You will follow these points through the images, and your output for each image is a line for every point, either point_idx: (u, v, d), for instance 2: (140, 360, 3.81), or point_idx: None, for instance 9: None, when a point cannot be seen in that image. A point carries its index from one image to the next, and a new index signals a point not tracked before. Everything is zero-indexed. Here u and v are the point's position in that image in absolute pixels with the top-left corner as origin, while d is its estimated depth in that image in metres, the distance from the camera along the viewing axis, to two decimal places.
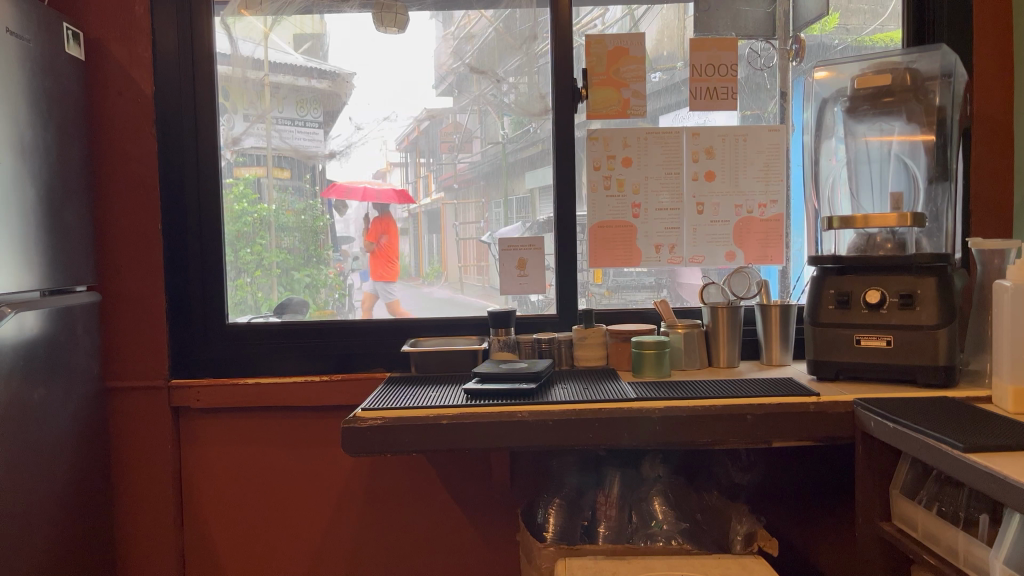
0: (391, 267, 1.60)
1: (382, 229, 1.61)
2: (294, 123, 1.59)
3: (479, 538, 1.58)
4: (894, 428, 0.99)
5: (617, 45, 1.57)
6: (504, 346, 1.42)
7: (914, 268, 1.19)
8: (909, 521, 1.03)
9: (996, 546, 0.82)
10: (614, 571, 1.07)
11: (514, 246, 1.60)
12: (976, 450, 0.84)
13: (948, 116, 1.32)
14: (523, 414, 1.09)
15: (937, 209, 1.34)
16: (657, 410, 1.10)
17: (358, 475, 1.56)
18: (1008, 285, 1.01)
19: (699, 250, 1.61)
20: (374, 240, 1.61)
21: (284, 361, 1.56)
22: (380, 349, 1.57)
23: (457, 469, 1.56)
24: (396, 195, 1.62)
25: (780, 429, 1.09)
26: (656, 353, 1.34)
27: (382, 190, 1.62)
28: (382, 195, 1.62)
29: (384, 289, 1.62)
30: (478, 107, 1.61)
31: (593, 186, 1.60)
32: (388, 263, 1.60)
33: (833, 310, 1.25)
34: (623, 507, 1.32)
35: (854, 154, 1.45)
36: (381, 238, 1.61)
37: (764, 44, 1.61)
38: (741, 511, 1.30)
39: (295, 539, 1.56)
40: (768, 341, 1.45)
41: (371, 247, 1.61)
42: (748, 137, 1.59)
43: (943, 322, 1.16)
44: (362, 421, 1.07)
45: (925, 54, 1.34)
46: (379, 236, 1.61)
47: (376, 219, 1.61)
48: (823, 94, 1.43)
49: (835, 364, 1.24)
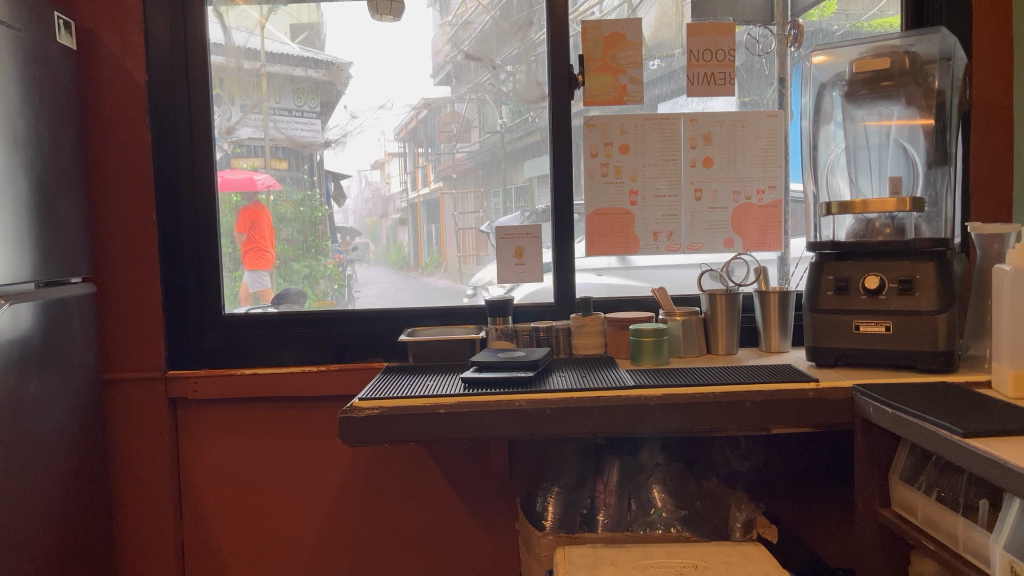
0: (264, 254, 1.58)
1: (251, 219, 1.57)
2: (292, 113, 1.57)
3: (478, 528, 1.57)
4: (893, 414, 0.98)
5: (613, 31, 1.55)
6: (502, 335, 1.41)
7: (914, 253, 1.18)
8: (908, 507, 1.03)
9: (997, 532, 0.81)
10: (614, 559, 1.07)
11: (512, 234, 1.59)
12: (976, 436, 0.84)
13: (949, 100, 1.31)
14: (522, 403, 1.08)
15: (936, 192, 1.34)
16: (655, 397, 1.09)
17: (358, 466, 1.56)
18: (1008, 269, 1.00)
19: (697, 237, 1.60)
20: (243, 231, 1.57)
21: (282, 352, 1.55)
22: (378, 339, 1.56)
23: (457, 458, 1.56)
24: (252, 182, 1.57)
25: (780, 416, 1.09)
26: (655, 341, 1.33)
27: (240, 176, 1.56)
28: (242, 182, 1.56)
29: (254, 279, 1.58)
30: (477, 95, 1.59)
31: (591, 174, 1.59)
32: (262, 251, 1.58)
33: (832, 296, 1.24)
34: (622, 495, 1.32)
35: (853, 139, 1.44)
36: (251, 228, 1.57)
37: (762, 30, 1.59)
38: (741, 498, 1.30)
39: (293, 531, 1.56)
40: (767, 329, 1.45)
41: (240, 239, 1.57)
42: (746, 123, 1.58)
43: (942, 307, 1.15)
44: (359, 410, 1.07)
45: (924, 37, 1.33)
46: (250, 226, 1.57)
47: (243, 211, 1.57)
48: (821, 78, 1.41)
49: (834, 350, 1.24)
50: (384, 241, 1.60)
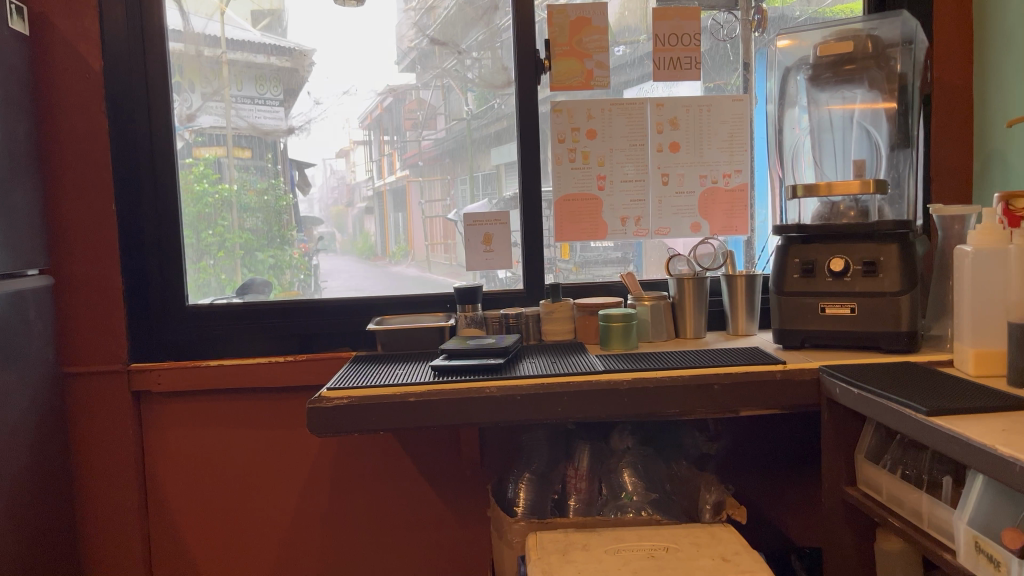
0: (257, 257, 1.58)
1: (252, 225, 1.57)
2: (254, 101, 1.55)
3: (449, 516, 1.57)
4: (858, 393, 0.99)
5: (579, 16, 1.55)
6: (471, 322, 1.41)
7: (876, 235, 1.20)
8: (873, 485, 1.04)
9: (960, 509, 0.83)
10: (584, 543, 1.07)
11: (480, 221, 1.59)
12: (939, 413, 0.85)
13: (910, 82, 1.34)
14: (492, 390, 1.08)
15: (898, 175, 1.37)
16: (625, 381, 1.10)
17: (326, 459, 1.54)
18: (969, 250, 1.02)
19: (665, 222, 1.61)
20: (249, 228, 1.57)
21: (249, 342, 1.53)
22: (345, 328, 1.55)
23: (428, 446, 1.56)
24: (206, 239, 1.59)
25: (749, 397, 1.10)
26: (624, 326, 1.33)
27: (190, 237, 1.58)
28: (238, 181, 1.55)
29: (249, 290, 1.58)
30: (442, 82, 1.59)
31: (558, 159, 1.58)
32: (259, 246, 1.58)
33: (798, 279, 1.25)
34: (592, 480, 1.33)
35: (817, 122, 1.45)
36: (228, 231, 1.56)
37: (726, 15, 1.60)
38: (711, 481, 1.31)
39: (264, 524, 1.55)
40: (734, 314, 1.46)
41: (252, 236, 1.57)
42: (712, 107, 1.59)
43: (905, 288, 1.17)
44: (328, 400, 1.06)
45: (886, 20, 1.36)
46: (247, 231, 1.57)
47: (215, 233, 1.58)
48: (786, 63, 1.44)
49: (801, 332, 1.25)
50: (340, 228, 1.59)
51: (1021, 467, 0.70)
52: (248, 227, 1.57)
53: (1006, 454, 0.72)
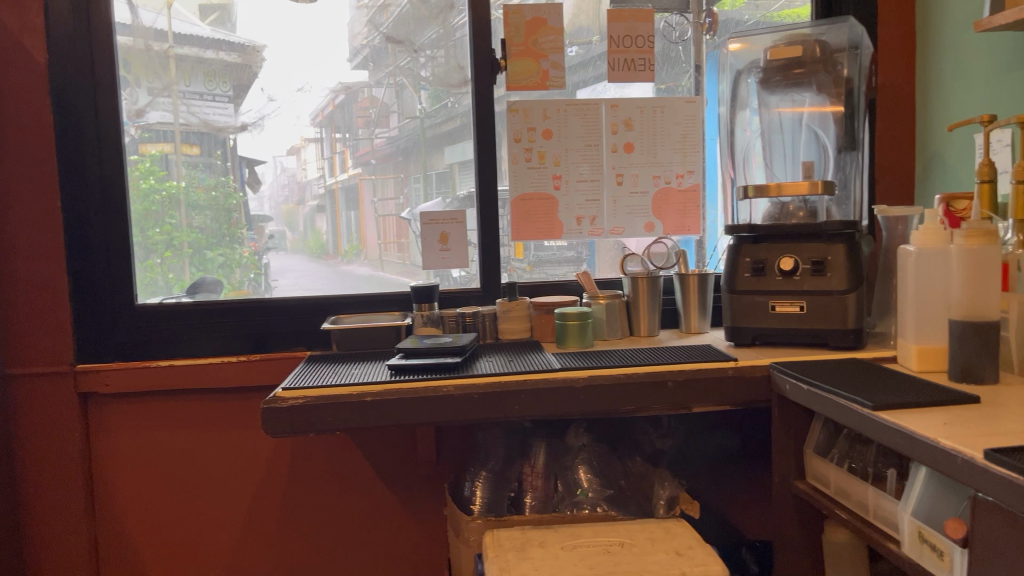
0: (207, 255, 1.55)
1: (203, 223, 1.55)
2: (203, 97, 1.52)
3: (405, 516, 1.57)
4: (807, 389, 1.02)
5: (535, 16, 1.56)
6: (428, 321, 1.40)
7: (824, 235, 1.23)
8: (821, 478, 1.07)
9: (905, 500, 0.86)
10: (540, 540, 1.08)
11: (436, 220, 1.58)
12: (884, 408, 0.88)
13: (857, 87, 1.38)
14: (449, 388, 1.08)
15: (846, 176, 1.41)
16: (580, 379, 1.11)
17: (280, 459, 1.53)
18: (912, 251, 1.05)
19: (619, 221, 1.63)
20: (199, 226, 1.55)
21: (200, 342, 1.51)
22: (298, 328, 1.53)
23: (384, 445, 1.55)
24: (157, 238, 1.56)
25: (702, 395, 1.12)
26: (579, 324, 1.35)
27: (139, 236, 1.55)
28: (188, 178, 1.53)
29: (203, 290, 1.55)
30: (395, 80, 1.58)
31: (514, 159, 1.59)
32: (209, 244, 1.55)
33: (749, 278, 1.28)
34: (548, 477, 1.34)
35: (768, 124, 1.49)
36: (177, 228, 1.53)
37: (678, 18, 1.62)
38: (664, 476, 1.33)
39: (215, 525, 1.52)
40: (687, 311, 1.49)
41: (202, 234, 1.55)
42: (665, 109, 1.61)
43: (852, 287, 1.20)
44: (283, 400, 1.05)
45: (834, 26, 1.39)
46: (197, 229, 1.54)
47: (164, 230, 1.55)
48: (738, 66, 1.47)
49: (751, 330, 1.28)
50: (290, 226, 1.57)
51: (962, 460, 0.72)
52: (197, 225, 1.54)
53: (947, 446, 0.75)
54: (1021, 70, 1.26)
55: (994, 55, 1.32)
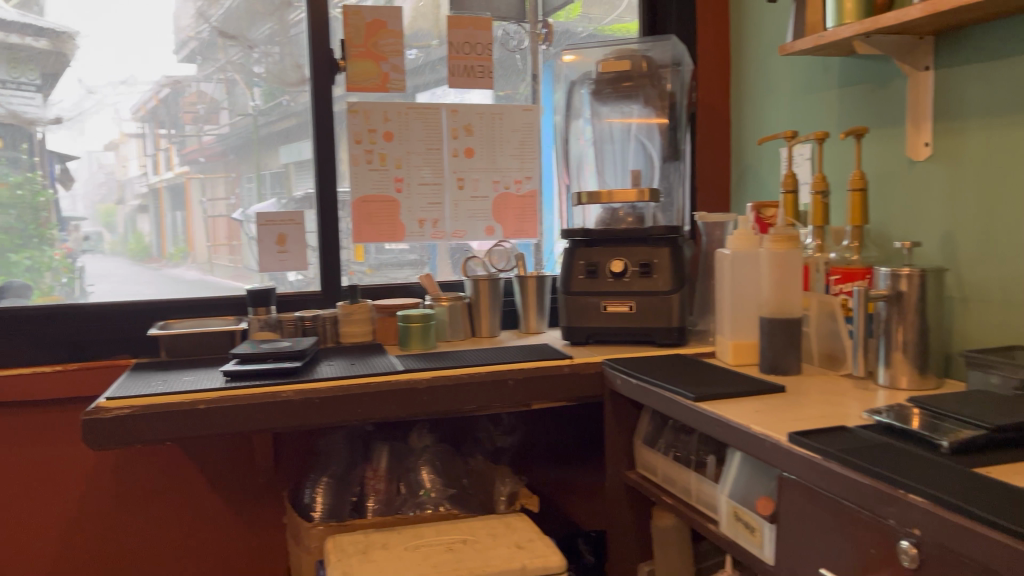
0: (10, 258, 1.42)
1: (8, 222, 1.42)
2: (5, 85, 1.40)
3: (241, 527, 1.52)
4: (636, 384, 1.08)
5: (375, 18, 1.55)
6: (264, 326, 1.37)
7: (650, 240, 1.32)
8: (649, 467, 1.14)
9: (723, 482, 0.93)
10: (384, 542, 1.09)
11: (272, 221, 1.54)
12: (704, 399, 0.95)
13: (679, 101, 1.48)
14: (289, 393, 1.06)
15: (670, 185, 1.52)
16: (424, 380, 1.12)
17: (102, 474, 1.43)
18: (728, 253, 1.15)
19: (460, 224, 1.66)
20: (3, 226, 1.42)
21: (7, 352, 1.38)
22: (120, 334, 1.44)
23: (218, 455, 1.49)
24: None
25: (540, 391, 1.17)
26: (422, 326, 1.36)
27: None
28: None
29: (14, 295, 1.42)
30: (225, 75, 1.53)
31: (355, 160, 1.57)
32: (14, 246, 1.43)
33: (583, 280, 1.34)
34: (391, 479, 1.33)
35: (599, 133, 1.55)
36: None
37: (516, 27, 1.67)
38: (505, 472, 1.36)
39: (28, 549, 1.40)
40: (526, 313, 1.54)
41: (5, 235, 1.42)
42: (503, 116, 1.66)
43: (676, 288, 1.29)
44: (107, 411, 0.99)
45: (658, 44, 1.49)
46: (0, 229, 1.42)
47: None
48: (572, 76, 1.53)
49: (586, 329, 1.33)
50: (109, 228, 1.48)
51: (770, 443, 0.80)
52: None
53: (758, 431, 0.82)
54: (820, 92, 1.39)
55: (798, 77, 1.45)
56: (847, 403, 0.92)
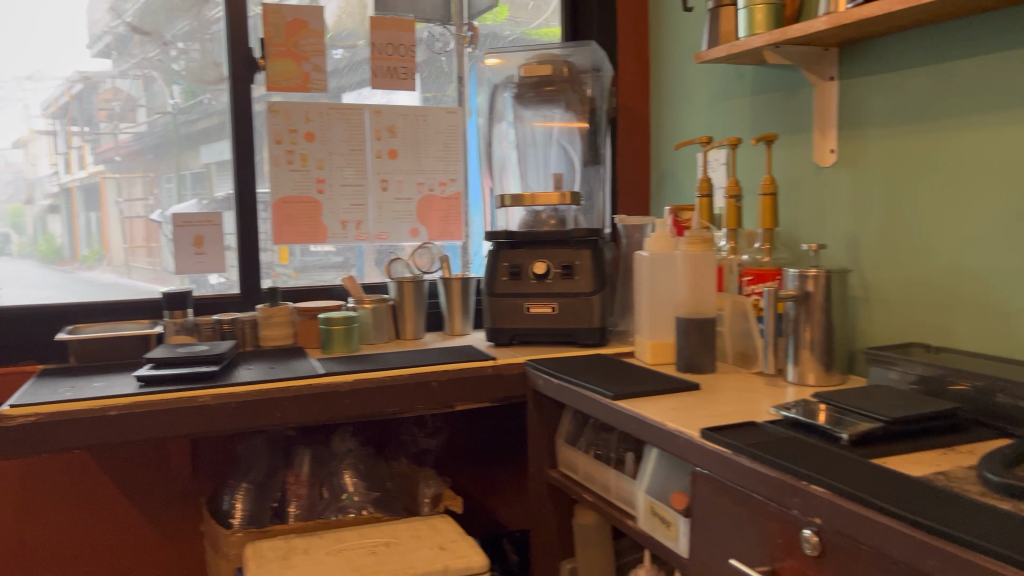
0: None
1: None
2: None
3: (157, 537, 1.47)
4: (558, 384, 1.10)
5: (296, 17, 1.53)
6: (181, 329, 1.34)
7: (572, 242, 1.34)
8: (571, 465, 1.16)
9: (640, 477, 0.96)
10: (305, 547, 1.07)
11: (190, 221, 1.50)
12: (623, 398, 0.97)
13: (598, 106, 1.51)
14: (206, 398, 1.04)
15: (590, 188, 1.54)
16: (346, 383, 1.11)
17: (7, 485, 1.37)
18: (646, 256, 1.17)
19: (384, 226, 1.64)
20: None
21: None
22: (27, 339, 1.38)
23: (133, 463, 1.45)
24: None
25: (463, 392, 1.18)
26: (345, 328, 1.35)
27: None
28: None
29: None
30: (142, 72, 1.48)
31: (275, 160, 1.55)
32: None
33: (506, 281, 1.34)
34: (314, 484, 1.31)
35: (522, 137, 1.57)
36: None
37: (441, 29, 1.68)
38: (429, 474, 1.37)
39: None
40: (450, 314, 1.54)
41: None
42: (428, 117, 1.66)
43: (597, 289, 1.31)
44: (11, 419, 0.95)
45: (579, 49, 1.49)
46: None
47: None
48: (494, 80, 1.54)
49: (509, 330, 1.34)
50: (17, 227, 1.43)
51: (683, 439, 0.83)
52: None
53: (672, 428, 0.85)
54: (735, 99, 1.44)
55: (714, 84, 1.49)
56: (759, 400, 0.95)
